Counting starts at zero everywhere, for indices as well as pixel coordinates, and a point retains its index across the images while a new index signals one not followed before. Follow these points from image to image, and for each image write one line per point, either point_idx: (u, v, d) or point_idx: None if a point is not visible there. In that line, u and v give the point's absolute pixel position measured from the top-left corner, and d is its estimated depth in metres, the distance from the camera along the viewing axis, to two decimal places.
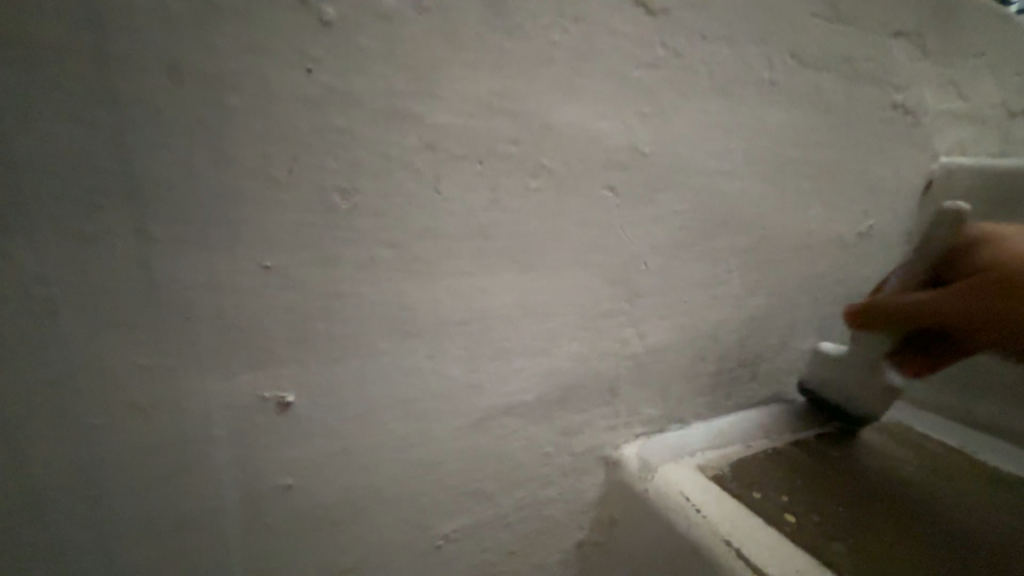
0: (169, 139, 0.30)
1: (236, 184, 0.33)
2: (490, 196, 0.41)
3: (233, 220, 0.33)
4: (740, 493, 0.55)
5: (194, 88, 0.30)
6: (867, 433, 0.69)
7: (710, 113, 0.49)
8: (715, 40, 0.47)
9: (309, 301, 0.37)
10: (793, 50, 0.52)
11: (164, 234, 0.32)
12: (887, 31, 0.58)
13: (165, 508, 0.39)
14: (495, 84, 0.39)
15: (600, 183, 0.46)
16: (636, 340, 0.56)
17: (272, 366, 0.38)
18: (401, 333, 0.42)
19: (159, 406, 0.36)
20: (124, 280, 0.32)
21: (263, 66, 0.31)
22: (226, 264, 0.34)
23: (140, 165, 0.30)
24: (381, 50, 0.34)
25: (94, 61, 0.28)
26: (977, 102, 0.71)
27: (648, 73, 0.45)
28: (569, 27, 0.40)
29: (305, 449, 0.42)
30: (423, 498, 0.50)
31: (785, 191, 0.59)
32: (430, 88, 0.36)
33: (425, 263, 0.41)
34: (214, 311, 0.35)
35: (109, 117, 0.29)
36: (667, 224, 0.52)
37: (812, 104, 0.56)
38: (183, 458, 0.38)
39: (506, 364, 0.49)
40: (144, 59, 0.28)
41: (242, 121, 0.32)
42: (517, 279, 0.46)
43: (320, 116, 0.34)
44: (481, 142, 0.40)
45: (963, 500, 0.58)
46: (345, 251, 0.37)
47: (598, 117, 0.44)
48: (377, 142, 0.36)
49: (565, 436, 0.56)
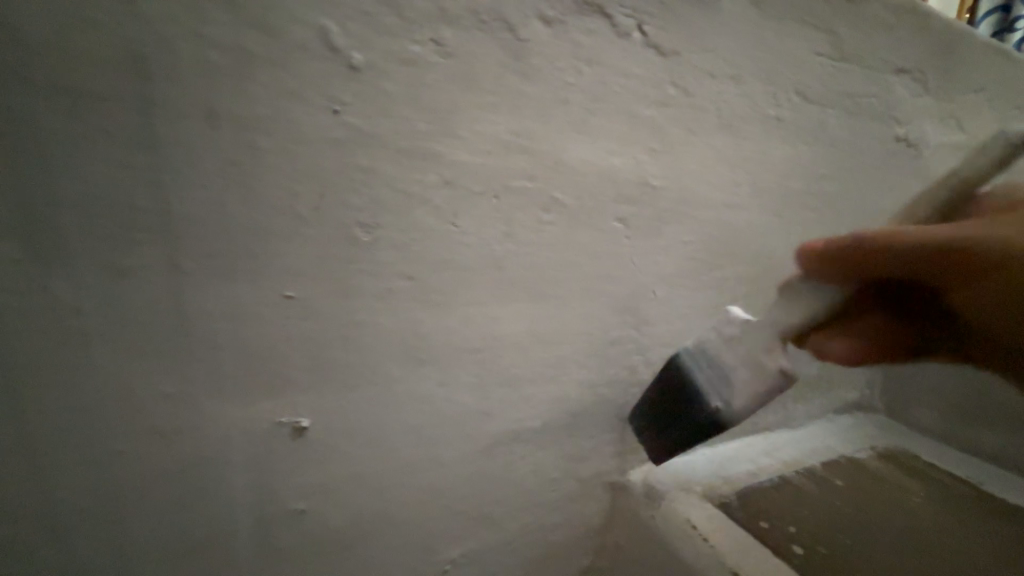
0: (202, 179, 0.32)
1: (263, 221, 0.34)
2: (504, 229, 0.43)
3: (258, 255, 0.35)
4: (747, 523, 0.55)
5: (228, 132, 0.32)
6: (873, 462, 0.70)
7: (717, 148, 0.51)
8: (722, 79, 0.48)
9: (328, 331, 0.39)
10: (798, 87, 0.54)
11: (192, 268, 0.33)
12: (888, 68, 0.60)
13: (180, 531, 0.39)
14: (513, 124, 0.40)
15: (610, 216, 0.47)
16: (643, 367, 0.56)
17: (289, 393, 0.39)
18: (416, 361, 0.43)
19: (180, 432, 0.37)
20: (153, 311, 0.33)
21: (294, 110, 0.33)
22: (251, 296, 0.35)
23: (175, 204, 0.32)
24: (404, 94, 0.36)
25: (137, 109, 0.29)
26: (978, 134, 0.73)
27: (658, 111, 0.46)
28: (583, 70, 0.42)
29: (318, 474, 0.43)
30: (432, 522, 0.50)
31: (791, 221, 0.60)
32: (450, 129, 0.38)
33: (440, 293, 0.42)
34: (237, 341, 0.36)
35: (148, 160, 0.30)
36: (676, 255, 0.53)
37: (816, 138, 0.58)
38: (199, 483, 0.38)
39: (516, 391, 0.50)
40: (183, 106, 0.30)
41: (272, 162, 0.33)
42: (528, 308, 0.47)
43: (345, 157, 0.35)
44: (496, 178, 0.41)
45: (973, 528, 0.58)
46: (365, 283, 0.39)
47: (609, 153, 0.45)
48: (399, 180, 0.37)
49: (571, 461, 0.56)
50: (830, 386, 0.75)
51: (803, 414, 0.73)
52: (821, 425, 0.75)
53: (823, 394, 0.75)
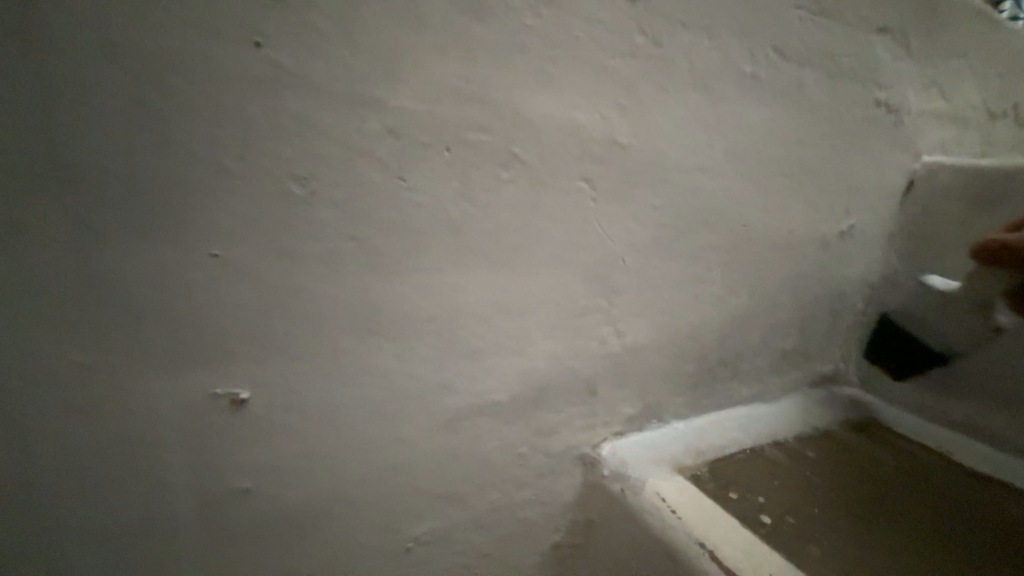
0: (105, 121, 0.28)
1: (181, 171, 0.31)
2: (459, 187, 0.40)
3: (178, 209, 0.31)
4: (717, 494, 0.54)
5: (130, 65, 0.28)
6: (848, 435, 0.69)
7: (690, 107, 0.48)
8: (695, 31, 0.45)
9: (266, 295, 0.36)
10: (776, 43, 0.51)
11: (101, 222, 0.30)
12: (869, 28, 0.58)
13: (108, 513, 0.37)
14: (464, 70, 0.37)
15: (575, 177, 0.45)
16: (613, 338, 0.54)
17: (226, 363, 0.36)
18: (366, 331, 0.41)
19: (102, 405, 0.34)
20: (59, 271, 0.30)
21: (209, 44, 0.29)
22: (173, 255, 0.32)
23: (74, 150, 0.28)
24: (339, 31, 0.32)
25: (18, 36, 0.26)
26: (958, 102, 0.71)
27: (625, 63, 0.43)
28: (542, 12, 0.38)
29: (263, 451, 0.40)
30: (394, 500, 0.48)
31: (767, 188, 0.58)
32: (393, 73, 0.35)
33: (390, 257, 0.39)
34: (159, 305, 0.33)
35: (38, 98, 0.27)
36: (647, 220, 0.51)
37: (794, 100, 0.55)
38: (127, 460, 0.36)
39: (479, 363, 0.47)
40: (73, 34, 0.27)
41: (186, 104, 0.30)
42: (488, 274, 0.44)
43: (273, 100, 0.32)
44: (449, 131, 0.38)
45: (941, 499, 0.58)
46: (304, 243, 0.36)
47: (573, 108, 0.42)
48: (336, 129, 0.34)
49: (540, 436, 0.55)
50: (804, 359, 0.74)
51: (777, 388, 0.73)
52: (794, 398, 0.74)
53: (798, 368, 0.74)
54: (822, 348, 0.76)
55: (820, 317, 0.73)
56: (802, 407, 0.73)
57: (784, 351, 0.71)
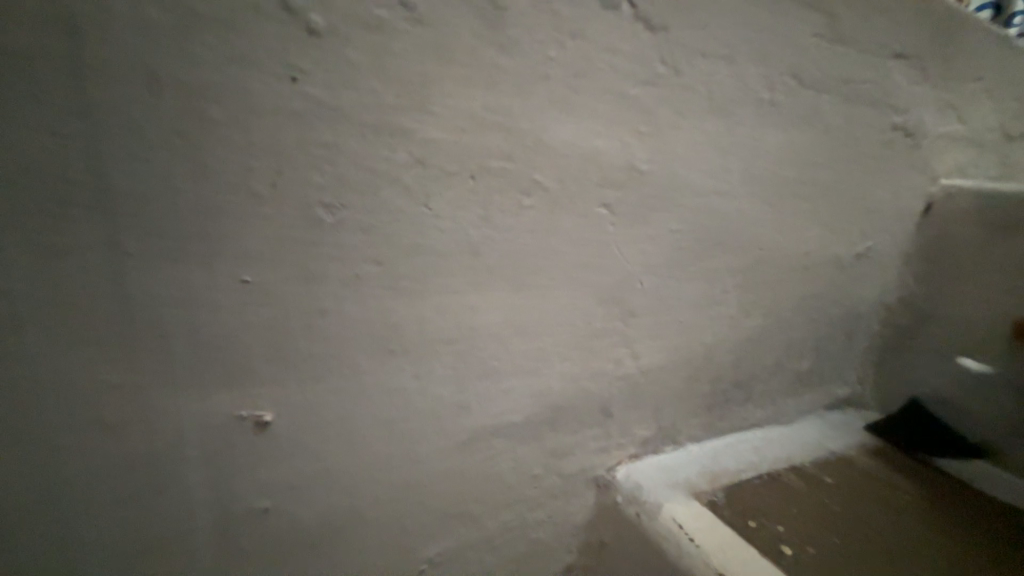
0: (146, 152, 0.29)
1: (215, 198, 0.32)
2: (481, 213, 0.40)
3: (211, 234, 0.32)
4: (734, 520, 0.53)
5: (172, 98, 0.29)
6: (866, 460, 0.68)
7: (707, 132, 0.49)
8: (714, 59, 0.46)
9: (291, 318, 0.36)
10: (793, 70, 0.52)
11: (137, 247, 0.31)
12: (886, 54, 0.58)
13: (130, 531, 0.37)
14: (489, 100, 0.38)
15: (595, 201, 0.45)
16: (629, 360, 0.54)
17: (249, 384, 0.37)
18: (386, 352, 0.41)
19: (129, 424, 0.34)
20: (94, 294, 0.31)
21: (246, 77, 0.30)
22: (204, 279, 0.33)
23: (115, 179, 0.29)
24: (370, 64, 0.33)
25: (69, 72, 0.27)
26: (975, 124, 0.71)
27: (646, 91, 0.44)
28: (565, 42, 0.39)
29: (282, 470, 0.40)
30: (406, 520, 0.48)
31: (784, 212, 0.58)
32: (421, 103, 0.36)
33: (411, 280, 0.40)
34: (188, 327, 0.34)
35: (83, 129, 0.28)
36: (663, 243, 0.51)
37: (810, 125, 0.56)
38: (150, 478, 0.36)
39: (496, 384, 0.48)
40: (120, 69, 0.28)
41: (223, 134, 0.31)
42: (507, 296, 0.45)
43: (305, 130, 0.33)
44: (472, 159, 0.39)
45: (966, 530, 0.56)
46: (328, 267, 0.36)
47: (593, 135, 0.43)
48: (363, 156, 0.35)
49: (554, 457, 0.54)
50: (820, 381, 0.74)
51: (791, 410, 0.73)
52: (809, 422, 0.74)
53: (813, 390, 0.74)
54: (837, 370, 0.75)
55: (836, 339, 0.72)
56: (817, 430, 0.72)
57: (799, 373, 0.71)
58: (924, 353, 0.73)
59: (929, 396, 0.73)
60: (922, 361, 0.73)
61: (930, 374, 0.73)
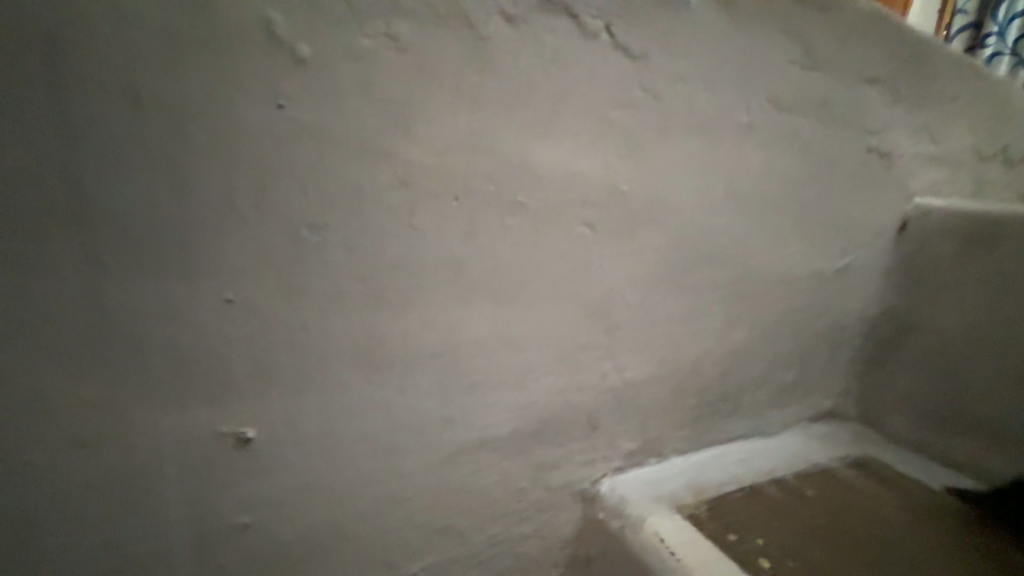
0: (131, 173, 0.30)
1: (200, 217, 0.32)
2: (466, 231, 0.41)
3: (195, 253, 0.33)
4: (716, 534, 0.53)
5: (159, 122, 0.30)
6: (848, 472, 0.69)
7: (688, 153, 0.50)
8: (693, 82, 0.48)
9: (275, 334, 0.37)
10: (770, 93, 0.53)
11: (121, 265, 0.31)
12: (860, 78, 0.61)
13: (107, 549, 0.37)
14: (473, 123, 0.39)
15: (577, 219, 0.46)
16: (614, 374, 0.55)
17: (232, 400, 0.37)
18: (370, 367, 0.41)
19: (108, 441, 0.34)
20: (77, 311, 0.31)
21: (233, 102, 0.31)
22: (187, 297, 0.33)
23: (100, 199, 0.30)
24: (355, 89, 0.34)
25: (59, 98, 0.28)
26: (949, 145, 0.74)
27: (627, 114, 0.45)
28: (547, 67, 0.40)
29: (264, 485, 0.40)
30: (390, 535, 0.48)
31: (764, 228, 0.60)
32: (405, 126, 0.37)
33: (396, 297, 0.40)
34: (170, 344, 0.34)
35: (71, 151, 0.29)
36: (646, 260, 0.52)
37: (789, 145, 0.57)
38: (129, 495, 0.36)
39: (480, 399, 0.48)
40: (109, 95, 0.29)
41: (209, 156, 0.32)
42: (492, 311, 0.45)
43: (290, 152, 0.34)
44: (456, 179, 0.40)
45: (945, 544, 0.57)
46: (313, 284, 0.37)
47: (576, 155, 0.44)
48: (348, 177, 0.36)
49: (540, 470, 0.55)
50: (803, 394, 0.75)
51: (775, 422, 0.74)
52: (792, 434, 0.75)
53: (797, 402, 0.75)
54: (821, 383, 0.76)
55: (819, 352, 0.73)
56: (801, 442, 0.73)
57: (783, 387, 0.72)
58: (904, 367, 0.74)
59: (910, 409, 0.74)
60: (901, 375, 0.75)
61: (910, 388, 0.74)
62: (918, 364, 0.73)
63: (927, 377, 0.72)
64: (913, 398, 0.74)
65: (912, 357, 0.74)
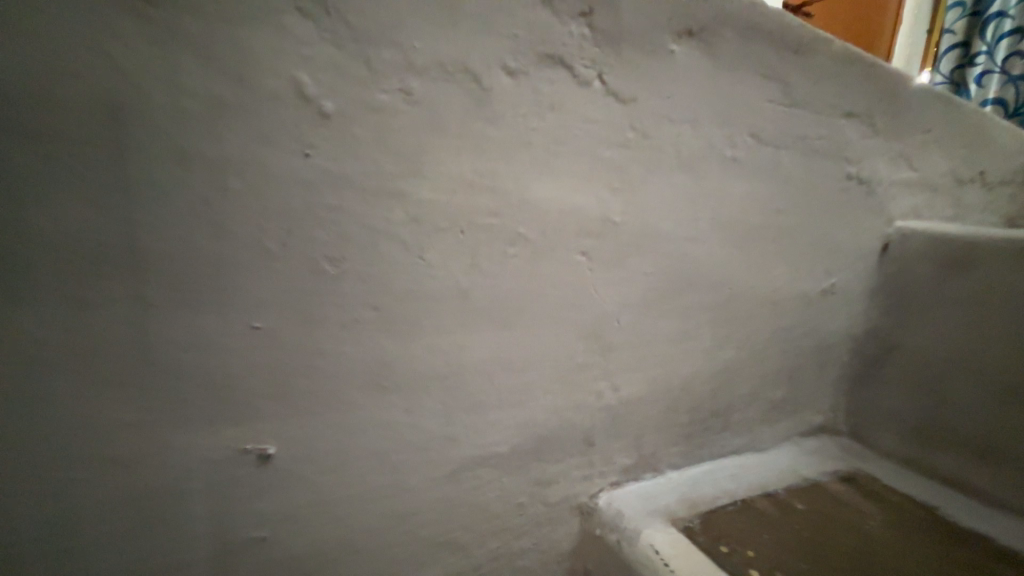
0: (174, 217, 0.33)
1: (233, 255, 0.36)
2: (470, 262, 0.45)
3: (227, 287, 0.36)
4: (708, 547, 0.56)
5: (199, 172, 0.33)
6: (837, 486, 0.71)
7: (676, 186, 0.54)
8: (680, 122, 0.52)
9: (294, 359, 0.40)
10: (752, 130, 0.58)
11: (161, 300, 0.34)
12: (838, 113, 0.65)
13: (134, 562, 0.39)
14: (477, 164, 0.43)
15: (573, 249, 0.50)
16: (609, 393, 0.58)
17: (254, 420, 0.40)
18: (380, 389, 0.44)
19: (142, 460, 0.37)
20: (120, 341, 0.34)
21: (265, 153, 0.35)
22: (218, 326, 0.37)
23: (145, 241, 0.33)
24: (372, 139, 0.38)
25: (113, 152, 0.31)
26: (926, 172, 0.78)
27: (619, 152, 0.49)
28: (545, 113, 0.44)
29: (280, 500, 0.43)
30: (395, 549, 0.50)
31: (750, 254, 0.63)
32: (417, 170, 0.40)
33: (405, 324, 0.44)
34: (202, 369, 0.37)
35: (121, 199, 0.32)
36: (638, 285, 0.55)
37: (771, 176, 0.61)
38: (158, 510, 0.39)
39: (482, 417, 0.51)
40: (157, 149, 0.32)
41: (242, 200, 0.35)
42: (494, 335, 0.48)
43: (313, 195, 0.37)
44: (462, 216, 0.43)
45: (931, 556, 0.59)
46: (330, 313, 0.40)
47: (572, 191, 0.48)
48: (365, 217, 0.39)
49: (539, 485, 0.57)
50: (793, 410, 0.77)
51: (766, 438, 0.76)
52: (783, 449, 0.77)
53: (787, 418, 0.77)
54: (810, 400, 0.79)
55: (807, 370, 0.76)
56: (792, 457, 0.76)
57: (773, 403, 0.75)
58: (889, 382, 0.77)
59: (897, 424, 0.77)
60: (887, 391, 0.78)
61: (896, 403, 0.77)
62: (903, 380, 0.76)
63: (911, 393, 0.75)
64: (898, 413, 0.77)
65: (897, 374, 0.77)
